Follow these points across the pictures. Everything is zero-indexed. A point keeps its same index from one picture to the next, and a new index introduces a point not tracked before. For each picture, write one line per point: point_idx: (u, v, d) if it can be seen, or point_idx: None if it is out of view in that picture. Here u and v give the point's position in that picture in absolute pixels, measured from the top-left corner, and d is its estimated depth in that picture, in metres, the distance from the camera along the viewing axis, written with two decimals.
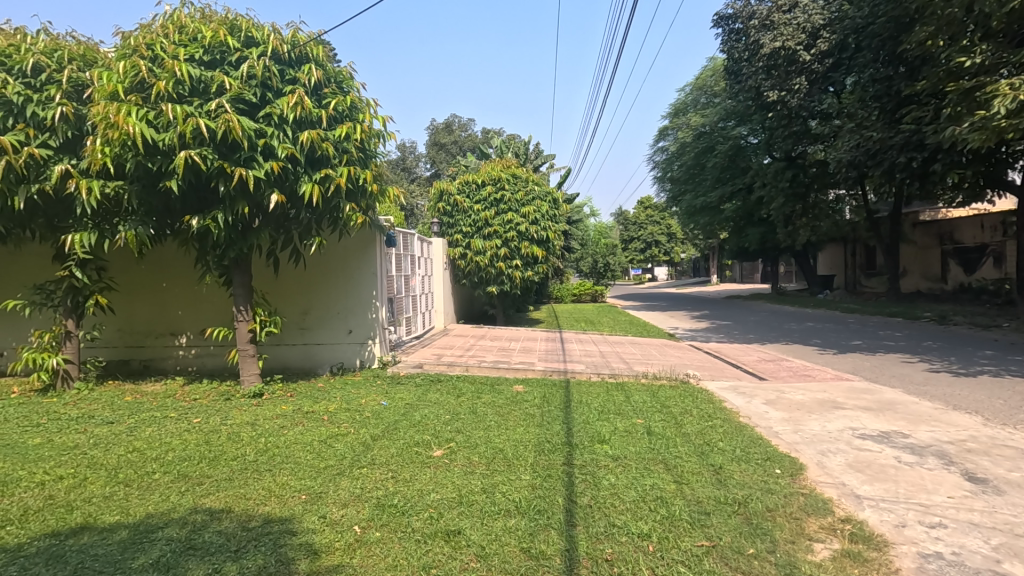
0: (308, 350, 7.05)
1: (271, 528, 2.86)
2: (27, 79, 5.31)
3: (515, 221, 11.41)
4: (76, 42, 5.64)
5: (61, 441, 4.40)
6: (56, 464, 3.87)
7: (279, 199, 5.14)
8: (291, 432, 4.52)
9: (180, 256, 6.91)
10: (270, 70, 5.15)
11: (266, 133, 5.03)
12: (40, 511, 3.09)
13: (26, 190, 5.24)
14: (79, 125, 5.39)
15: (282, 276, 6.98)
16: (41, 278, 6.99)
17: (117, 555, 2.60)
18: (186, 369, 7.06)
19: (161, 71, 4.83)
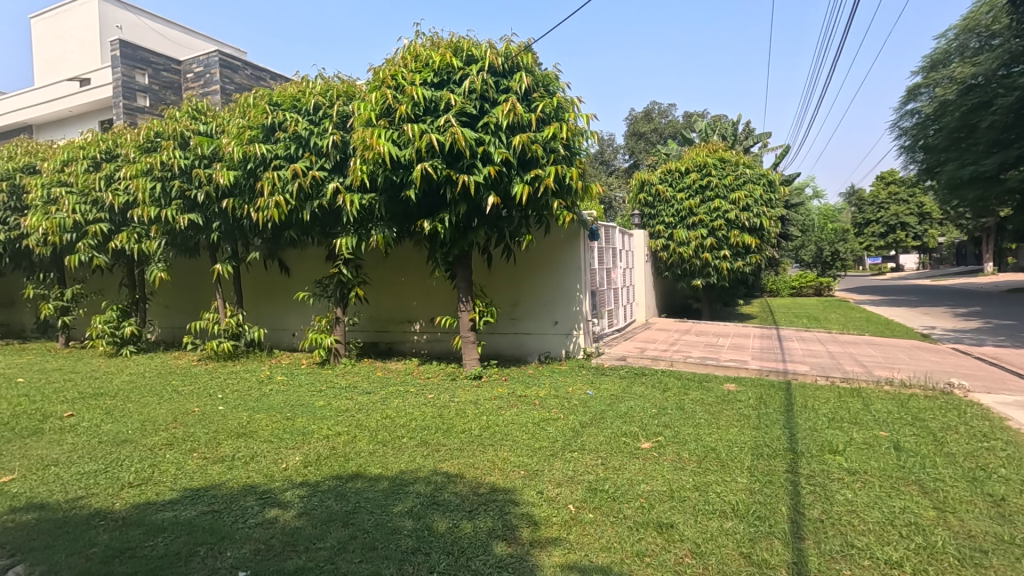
0: (518, 339, 7.59)
1: (497, 496, 3.20)
2: (310, 116, 6.70)
3: (722, 209, 10.68)
4: (340, 81, 6.90)
5: (337, 405, 5.50)
6: (335, 422, 4.87)
7: (495, 200, 5.67)
8: (508, 413, 4.96)
9: (415, 254, 8.04)
10: (487, 83, 5.67)
11: (484, 141, 5.56)
12: (328, 458, 3.93)
13: (310, 205, 6.64)
14: (344, 150, 6.62)
15: (495, 271, 7.65)
16: (318, 275, 8.78)
17: (382, 500, 3.19)
18: (419, 352, 8.18)
19: (402, 97, 5.66)
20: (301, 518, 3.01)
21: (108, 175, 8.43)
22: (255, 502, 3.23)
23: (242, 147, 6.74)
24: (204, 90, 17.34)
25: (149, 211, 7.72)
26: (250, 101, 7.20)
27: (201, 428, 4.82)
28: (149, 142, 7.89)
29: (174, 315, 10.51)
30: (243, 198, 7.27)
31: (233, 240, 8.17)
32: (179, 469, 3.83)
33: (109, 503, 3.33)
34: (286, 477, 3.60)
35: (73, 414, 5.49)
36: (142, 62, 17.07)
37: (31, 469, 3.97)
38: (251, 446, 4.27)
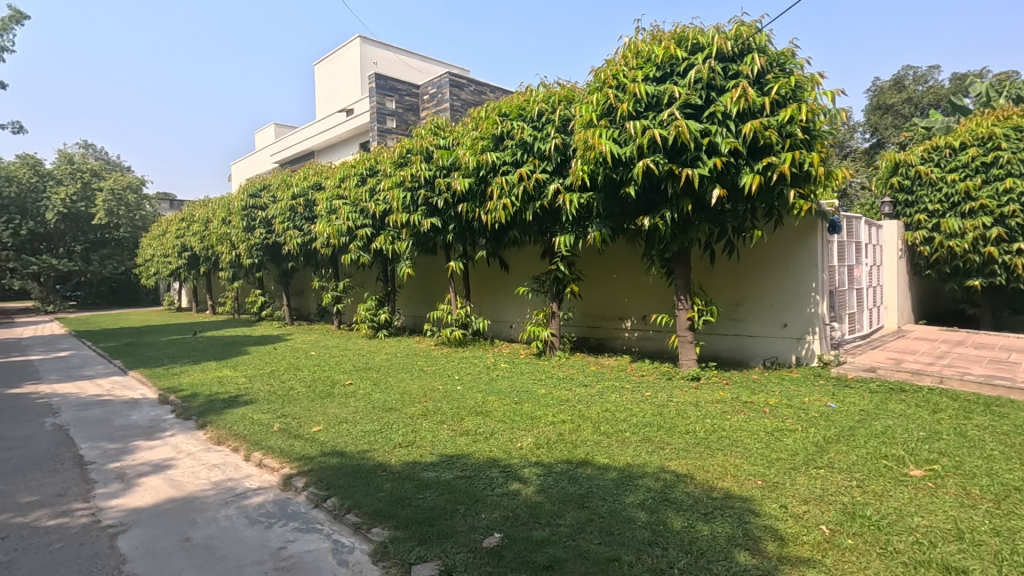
0: (740, 341, 7.09)
1: (734, 502, 3.05)
2: (534, 124, 7.16)
3: (1017, 190, 8.44)
4: (561, 87, 7.21)
5: (557, 394, 5.82)
6: (558, 410, 5.15)
7: (720, 193, 5.38)
8: (735, 418, 4.67)
9: (628, 251, 8.04)
10: (715, 71, 5.39)
11: (710, 132, 5.32)
12: (557, 443, 4.18)
13: (533, 206, 7.10)
14: (564, 152, 6.93)
15: (715, 268, 7.26)
16: (535, 271, 9.36)
17: (613, 489, 3.29)
18: (631, 349, 8.17)
19: (624, 94, 5.68)
20: (540, 495, 3.27)
21: (372, 187, 10.16)
22: (499, 474, 3.61)
23: (476, 156, 7.51)
24: (437, 109, 19.81)
25: (401, 216, 9.09)
26: (481, 114, 7.95)
27: (446, 403, 5.54)
28: (402, 158, 9.28)
29: (415, 305, 12.25)
30: (474, 202, 8.09)
31: (464, 240, 9.17)
32: (434, 436, 4.47)
33: (387, 458, 4.04)
34: (522, 455, 3.94)
35: (352, 383, 6.79)
36: (391, 90, 20.10)
37: (330, 423, 5.03)
38: (488, 424, 4.77)
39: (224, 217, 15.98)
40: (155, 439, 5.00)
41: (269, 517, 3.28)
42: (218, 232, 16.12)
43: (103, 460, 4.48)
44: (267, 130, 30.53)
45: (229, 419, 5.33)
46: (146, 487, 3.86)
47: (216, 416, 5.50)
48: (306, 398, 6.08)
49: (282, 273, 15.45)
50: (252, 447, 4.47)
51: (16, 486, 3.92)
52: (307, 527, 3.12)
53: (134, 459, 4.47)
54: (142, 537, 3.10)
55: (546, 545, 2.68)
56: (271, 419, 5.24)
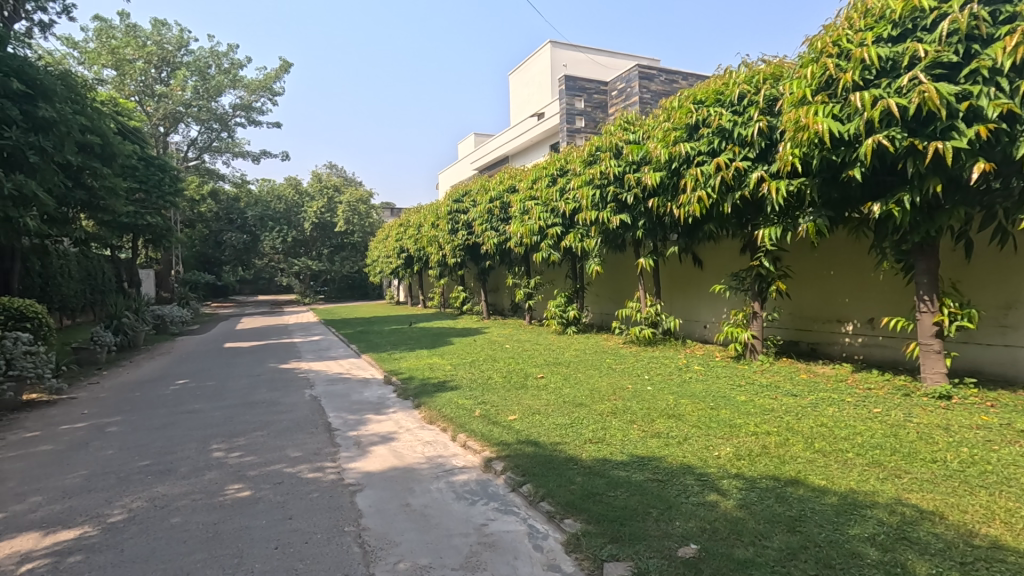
0: (1013, 354, 5.64)
1: (1007, 556, 2.44)
2: (734, 108, 6.60)
3: None
4: (766, 64, 6.53)
5: (760, 402, 5.30)
6: (762, 420, 4.69)
7: (985, 168, 4.35)
8: (1005, 450, 3.73)
9: (851, 244, 6.96)
10: (978, 17, 4.36)
11: (971, 94, 4.33)
12: (761, 456, 3.81)
13: (732, 197, 6.56)
14: (770, 135, 6.28)
15: (976, 262, 5.89)
16: (733, 268, 8.65)
17: (833, 516, 2.88)
18: (852, 357, 7.04)
19: (848, 62, 4.91)
20: (743, 511, 3.01)
21: (562, 187, 10.44)
22: (695, 482, 3.42)
23: (668, 148, 7.19)
24: (626, 103, 19.56)
25: (590, 214, 9.16)
26: (673, 104, 7.59)
27: (636, 403, 5.45)
28: (591, 157, 9.35)
29: (603, 303, 12.28)
30: (666, 196, 7.78)
31: (654, 236, 8.90)
32: (625, 436, 4.42)
33: (579, 452, 4.12)
34: (720, 465, 3.68)
35: (543, 376, 7.09)
36: (580, 89, 20.39)
37: (524, 413, 5.31)
38: (681, 428, 4.56)
39: (433, 221, 17.95)
40: (382, 414, 5.84)
41: (472, 494, 3.59)
42: (428, 235, 18.16)
43: (345, 427, 5.38)
44: (468, 140, 33.37)
45: (438, 402, 5.98)
46: (375, 454, 4.52)
47: (429, 398, 6.21)
48: (502, 388, 6.52)
49: (480, 271, 16.79)
50: (457, 429, 4.94)
51: (287, 442, 4.91)
52: (504, 509, 3.34)
53: (366, 429, 5.28)
54: (373, 497, 3.64)
55: (750, 567, 2.46)
56: (473, 405, 5.74)
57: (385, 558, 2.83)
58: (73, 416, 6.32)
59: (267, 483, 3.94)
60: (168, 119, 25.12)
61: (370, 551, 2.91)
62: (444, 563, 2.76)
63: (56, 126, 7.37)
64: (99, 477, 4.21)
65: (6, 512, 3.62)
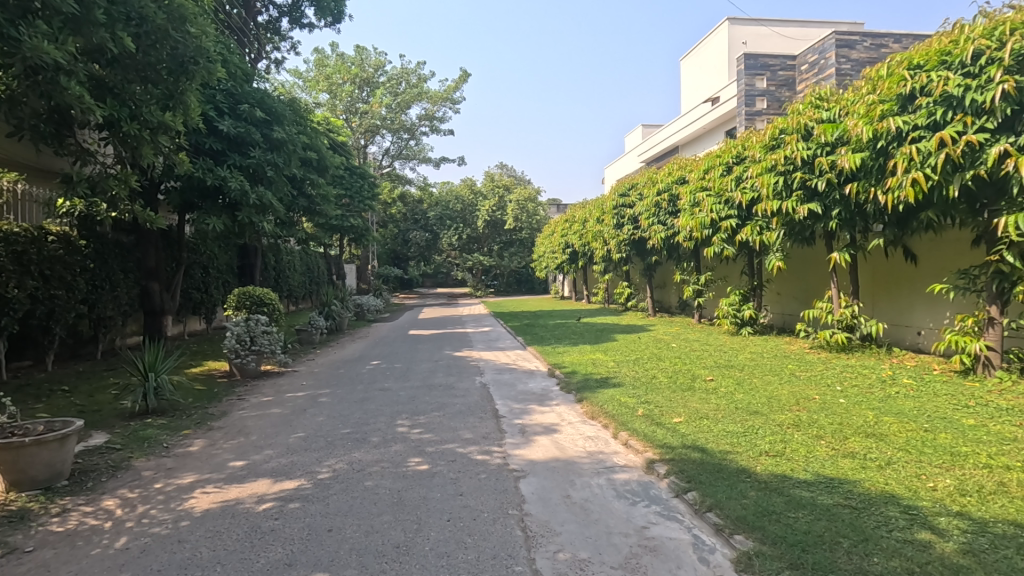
0: None
1: None
2: (966, 69, 5.45)
3: None
4: (1016, 10, 5.25)
5: (996, 428, 4.31)
6: (1000, 450, 3.81)
7: None
8: None
9: None
10: None
11: None
12: (997, 494, 3.10)
13: (961, 178, 5.42)
14: (1020, 98, 5.04)
15: None
16: (961, 264, 7.15)
17: None
18: None
19: None
20: (968, 558, 2.49)
21: (738, 175, 9.63)
22: (901, 515, 2.92)
23: (872, 124, 6.19)
24: (819, 77, 17.34)
25: (771, 204, 8.30)
26: (880, 72, 6.51)
27: (824, 416, 4.82)
28: (774, 141, 8.48)
29: (786, 302, 11.08)
30: (869, 180, 6.72)
31: (852, 227, 7.76)
32: (809, 452, 3.94)
33: (752, 464, 3.78)
34: (936, 500, 3.08)
35: (713, 379, 6.66)
36: (763, 68, 18.58)
37: (691, 416, 5.03)
38: (883, 450, 3.92)
39: (598, 216, 17.91)
40: (546, 406, 6.00)
41: (633, 494, 3.52)
42: (593, 230, 18.13)
43: (511, 416, 5.65)
44: (635, 132, 32.53)
45: (601, 398, 5.96)
46: (538, 444, 4.67)
47: (591, 393, 6.23)
48: (668, 389, 6.26)
49: (646, 266, 16.30)
50: (619, 426, 4.87)
51: (460, 424, 5.32)
52: (667, 515, 3.20)
53: (530, 419, 5.48)
54: (536, 485, 3.76)
55: None
56: (636, 404, 5.61)
57: (546, 546, 2.91)
58: (296, 386, 7.59)
59: (442, 460, 4.31)
60: (368, 132, 28.77)
61: (532, 536, 3.01)
62: (603, 559, 2.75)
63: (286, 145, 8.88)
64: (312, 439, 5.00)
65: (249, 460, 4.49)
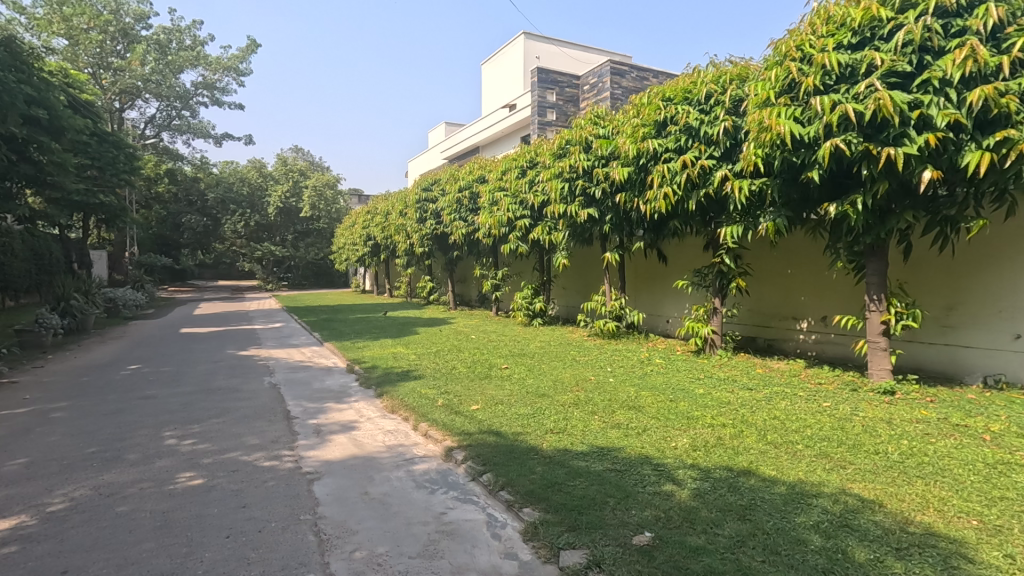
0: (952, 353, 5.91)
1: (939, 542, 2.57)
2: (702, 106, 6.72)
3: None
4: (734, 65, 6.65)
5: (717, 395, 5.46)
6: (719, 412, 4.81)
7: (933, 175, 4.52)
8: (942, 443, 3.88)
9: (807, 243, 7.17)
10: (932, 29, 4.49)
11: (922, 103, 4.46)
12: (716, 447, 3.91)
13: (697, 195, 6.68)
14: (735, 135, 6.40)
15: (922, 265, 6.15)
16: (696, 264, 8.84)
17: (781, 505, 2.99)
18: (806, 353, 7.28)
19: (809, 67, 5.02)
20: (696, 499, 3.10)
21: (531, 179, 10.45)
22: (652, 472, 3.49)
23: (636, 144, 7.28)
24: (598, 98, 19.69)
25: (558, 207, 9.21)
26: (643, 100, 7.68)
27: (598, 394, 5.54)
28: (561, 149, 9.39)
29: (570, 296, 12.41)
30: (633, 191, 7.87)
31: (621, 231, 9.02)
32: (585, 426, 4.48)
33: (539, 442, 4.16)
34: (677, 456, 3.77)
35: (507, 367, 7.15)
36: (553, 82, 20.41)
37: (487, 403, 5.33)
38: (640, 419, 4.65)
39: (401, 209, 17.76)
40: (343, 403, 5.76)
41: (432, 483, 3.59)
42: (396, 224, 17.94)
43: (305, 416, 5.29)
44: (439, 129, 33.04)
45: (401, 391, 5.94)
46: (335, 443, 4.46)
47: (392, 387, 6.16)
48: (466, 378, 6.52)
49: (448, 261, 16.69)
50: (420, 418, 4.91)
51: (244, 430, 4.80)
52: (464, 498, 3.34)
53: (326, 417, 5.21)
54: (332, 485, 3.60)
55: (702, 554, 2.54)
56: (436, 394, 5.72)
57: (341, 547, 2.81)
58: (16, 400, 6.02)
59: (221, 471, 3.85)
60: (125, 94, 24.03)
61: (326, 539, 2.87)
62: (401, 551, 2.75)
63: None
64: (41, 464, 4.02)
65: None
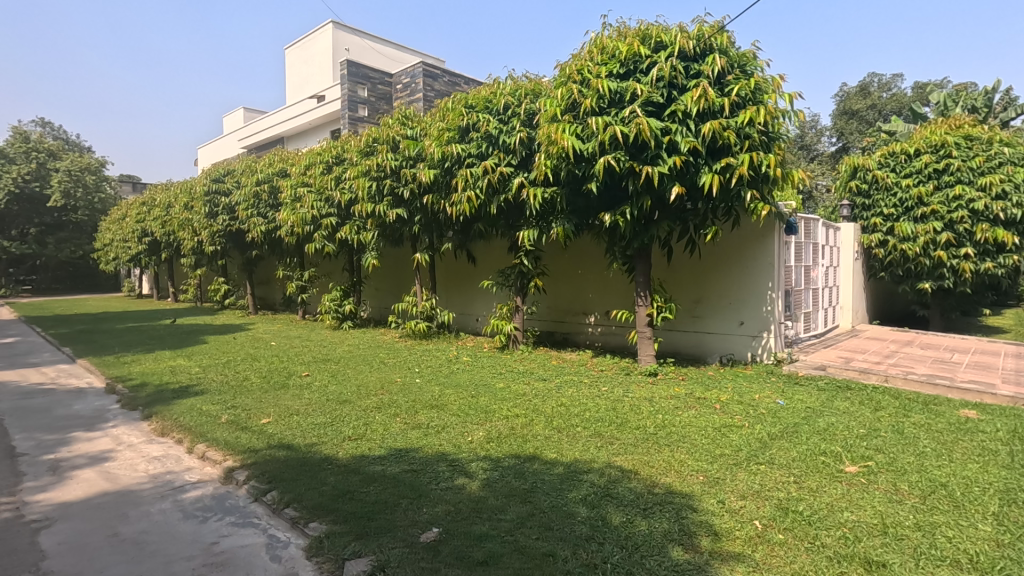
0: (699, 338, 7.15)
1: (675, 498, 3.09)
2: (501, 116, 7.11)
3: (966, 198, 8.79)
4: (529, 80, 7.17)
5: (514, 388, 5.83)
6: (514, 404, 5.14)
7: (680, 191, 5.41)
8: (686, 414, 4.68)
9: (593, 246, 8.04)
10: (676, 69, 5.39)
11: (670, 130, 5.31)
12: (508, 437, 4.17)
13: (498, 200, 7.07)
14: (530, 145, 6.90)
15: (677, 266, 7.32)
16: (501, 265, 9.33)
17: (558, 484, 3.30)
18: (594, 344, 8.17)
19: (587, 90, 5.64)
20: (485, 490, 3.26)
21: (337, 175, 9.98)
22: (446, 468, 3.58)
23: (441, 147, 7.41)
24: (410, 98, 19.60)
25: (366, 206, 8.96)
26: (447, 105, 7.86)
27: (403, 396, 5.50)
28: (368, 147, 9.13)
29: (382, 297, 12.14)
30: (440, 194, 8.01)
31: (431, 232, 9.10)
32: (386, 430, 4.42)
33: (334, 451, 3.98)
34: (471, 450, 3.93)
35: (308, 374, 6.70)
36: (364, 77, 19.80)
37: (281, 415, 4.93)
38: (441, 418, 4.74)
39: (186, 202, 15.55)
40: (96, 431, 4.81)
41: (204, 511, 3.20)
42: (180, 218, 15.66)
43: (38, 451, 4.32)
44: (235, 114, 29.73)
45: (176, 410, 5.18)
46: (79, 480, 3.72)
47: (164, 406, 5.34)
48: (259, 390, 5.94)
49: (246, 261, 15.09)
50: (197, 439, 4.35)
51: None
52: (243, 522, 3.05)
53: (70, 450, 4.31)
54: (68, 532, 2.99)
55: (484, 540, 2.68)
56: (220, 410, 5.12)
57: None
58: None
59: None
60: None
61: None
62: None
63: None
64: None
65: None
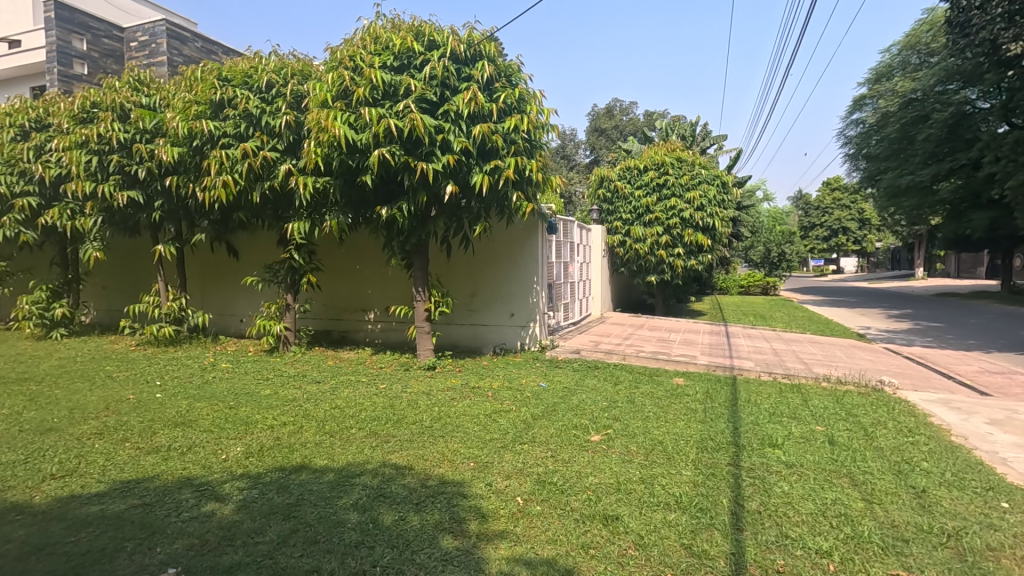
0: (476, 330, 7.51)
1: (446, 488, 3.16)
2: (262, 94, 6.40)
3: (678, 208, 10.92)
4: (296, 60, 6.62)
5: (283, 393, 5.33)
6: (281, 412, 4.69)
7: (453, 189, 5.57)
8: (460, 404, 4.85)
9: (371, 241, 7.81)
10: (448, 70, 5.53)
11: (444, 129, 5.43)
12: (271, 449, 3.78)
13: (261, 187, 6.37)
14: (298, 130, 6.37)
15: (454, 261, 7.55)
16: (268, 260, 8.46)
17: (327, 493, 3.11)
18: (373, 341, 7.97)
19: (360, 78, 5.44)
20: (240, 512, 2.89)
21: (38, 145, 7.85)
22: (191, 495, 3.09)
23: (188, 122, 6.36)
24: (149, 61, 16.35)
25: (83, 186, 7.24)
26: (196, 74, 6.81)
27: (137, 416, 4.58)
28: (85, 113, 7.38)
29: (112, 297, 9.99)
30: (188, 176, 6.89)
31: (177, 220, 7.77)
32: (108, 460, 3.62)
33: (28, 496, 3.11)
34: (225, 469, 3.46)
35: None
36: (81, 26, 15.98)
37: None
38: (188, 436, 4.08)
39: None
40: None
41: None
42: None
43: None
44: None
45: None
46: None
47: None
48: None
49: None
50: None
51: None
52: None
53: None
54: None
55: (236, 571, 2.37)
56: None
57: None
58: None
59: None
60: None
61: None
62: None
63: None
64: None
65: None
